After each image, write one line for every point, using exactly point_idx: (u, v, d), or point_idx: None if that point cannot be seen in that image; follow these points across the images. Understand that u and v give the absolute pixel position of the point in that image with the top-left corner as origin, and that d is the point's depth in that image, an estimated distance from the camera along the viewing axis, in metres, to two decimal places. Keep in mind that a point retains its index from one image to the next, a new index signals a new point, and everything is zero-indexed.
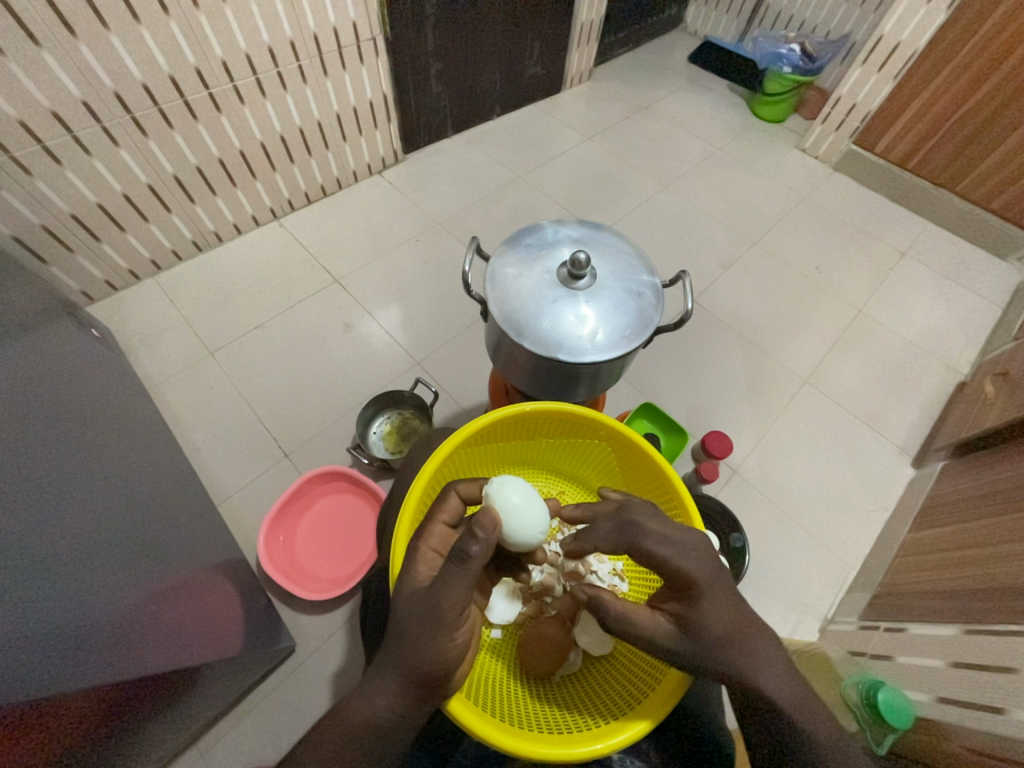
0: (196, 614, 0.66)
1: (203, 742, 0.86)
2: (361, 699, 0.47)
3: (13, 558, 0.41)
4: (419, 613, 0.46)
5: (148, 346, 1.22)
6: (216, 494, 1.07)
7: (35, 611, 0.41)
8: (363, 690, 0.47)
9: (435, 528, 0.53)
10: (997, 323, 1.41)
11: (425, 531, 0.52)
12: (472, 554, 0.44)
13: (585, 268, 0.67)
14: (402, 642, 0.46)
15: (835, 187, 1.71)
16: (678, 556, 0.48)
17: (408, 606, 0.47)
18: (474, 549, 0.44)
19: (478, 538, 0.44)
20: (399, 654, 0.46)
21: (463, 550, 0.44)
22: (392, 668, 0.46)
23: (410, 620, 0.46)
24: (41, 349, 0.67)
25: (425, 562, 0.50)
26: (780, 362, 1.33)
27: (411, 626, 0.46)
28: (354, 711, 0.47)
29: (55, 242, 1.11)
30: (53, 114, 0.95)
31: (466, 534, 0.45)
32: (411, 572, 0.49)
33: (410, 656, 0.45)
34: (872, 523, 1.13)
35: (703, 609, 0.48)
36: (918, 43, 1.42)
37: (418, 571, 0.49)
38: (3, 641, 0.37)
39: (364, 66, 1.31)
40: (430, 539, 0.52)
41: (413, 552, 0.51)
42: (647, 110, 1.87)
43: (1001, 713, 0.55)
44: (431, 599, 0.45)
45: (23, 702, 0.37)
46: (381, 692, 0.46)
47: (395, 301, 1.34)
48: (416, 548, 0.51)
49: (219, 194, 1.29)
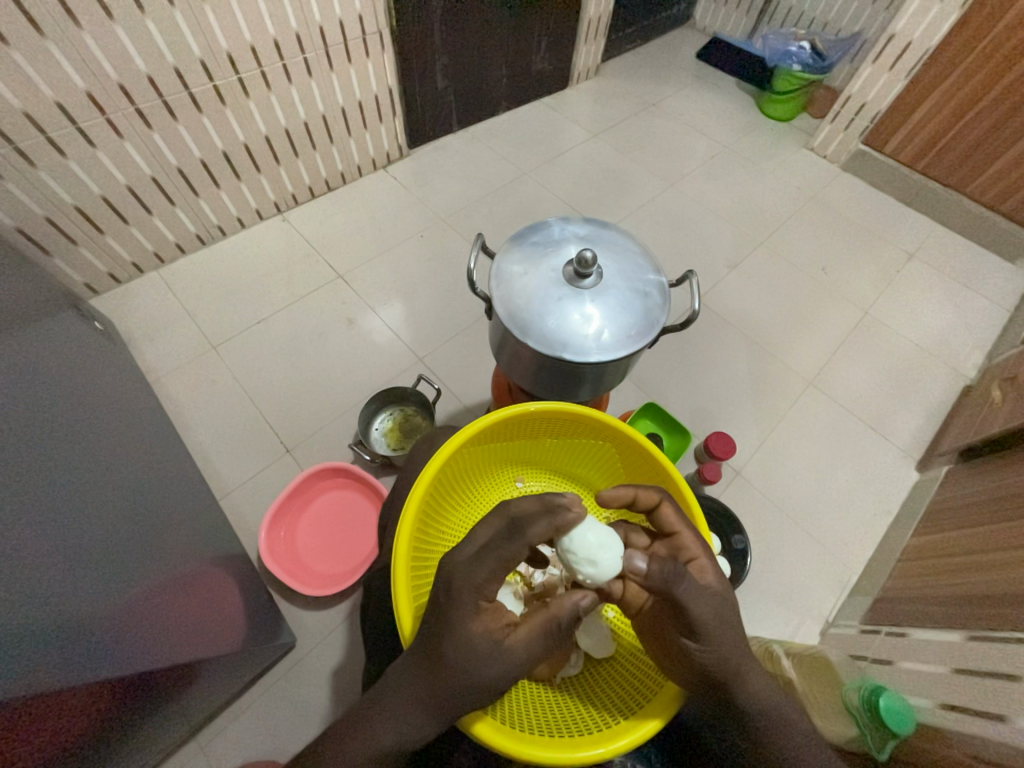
0: (199, 608, 0.67)
1: (203, 735, 0.86)
2: (397, 730, 0.47)
3: (19, 553, 0.41)
4: (501, 676, 0.46)
5: (151, 338, 1.22)
6: (218, 488, 1.07)
7: (41, 607, 0.41)
8: (394, 721, 0.47)
9: (495, 576, 0.47)
10: (1005, 327, 1.40)
11: (485, 584, 0.47)
12: (568, 625, 0.48)
13: (592, 266, 0.66)
14: (468, 698, 0.46)
15: (842, 187, 1.69)
16: (682, 522, 0.54)
17: (491, 673, 0.45)
18: (570, 613, 0.47)
19: (583, 615, 0.48)
20: (463, 705, 0.46)
21: (561, 618, 0.47)
22: (445, 714, 0.46)
23: (491, 680, 0.45)
24: (44, 342, 0.67)
25: (488, 615, 0.47)
26: (785, 363, 1.32)
27: (484, 685, 0.46)
28: (386, 739, 0.47)
29: (58, 233, 1.10)
30: (57, 105, 0.95)
31: (570, 608, 0.47)
32: (479, 632, 0.46)
33: (471, 704, 0.46)
34: (875, 526, 1.13)
35: (714, 570, 0.52)
36: (930, 42, 1.40)
37: (486, 629, 0.46)
38: (9, 636, 0.37)
39: (370, 60, 1.30)
40: (489, 591, 0.47)
41: (476, 606, 0.46)
42: (654, 107, 1.85)
43: (1003, 720, 0.54)
44: (520, 664, 0.46)
45: (26, 698, 0.37)
46: (429, 721, 0.46)
47: (398, 296, 1.34)
48: (480, 603, 0.47)
49: (223, 187, 1.28)
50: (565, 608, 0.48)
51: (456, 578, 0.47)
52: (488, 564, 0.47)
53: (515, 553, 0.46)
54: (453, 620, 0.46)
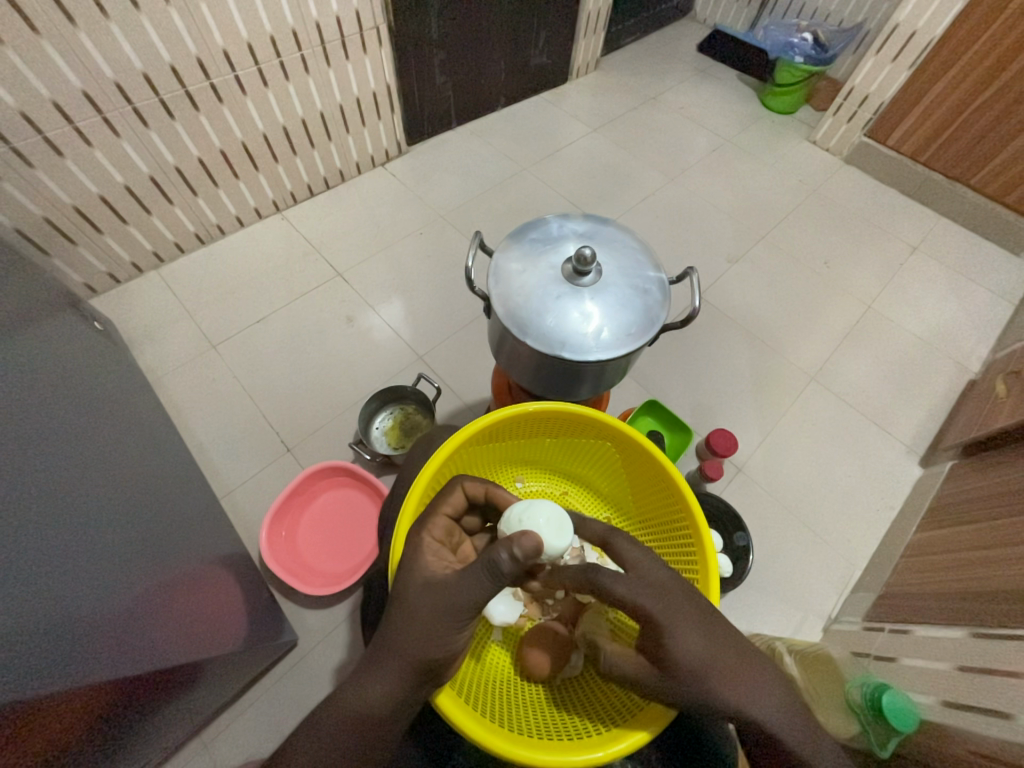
0: (201, 608, 0.67)
1: (206, 733, 0.87)
2: (355, 688, 0.48)
3: (27, 557, 0.42)
4: (436, 605, 0.48)
5: (152, 337, 1.22)
6: (220, 488, 1.07)
7: (49, 609, 0.42)
8: (360, 680, 0.48)
9: (437, 520, 0.55)
10: (1010, 320, 1.39)
11: (428, 525, 0.54)
12: (503, 563, 0.47)
13: (590, 263, 0.66)
14: (413, 631, 0.47)
15: (846, 180, 1.68)
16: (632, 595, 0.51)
17: (423, 596, 0.48)
18: (503, 559, 0.47)
19: (516, 557, 0.47)
20: (409, 644, 0.47)
21: (495, 558, 0.47)
22: (392, 657, 0.47)
23: (425, 608, 0.48)
24: (45, 344, 0.67)
25: (434, 553, 0.52)
26: (788, 359, 1.31)
27: (421, 613, 0.48)
28: (348, 701, 0.47)
29: (57, 233, 1.10)
30: (54, 105, 0.94)
31: (502, 547, 0.47)
32: (421, 562, 0.51)
33: (417, 644, 0.47)
34: (878, 523, 1.12)
35: (676, 639, 0.48)
36: (934, 32, 1.38)
37: (429, 561, 0.51)
38: (17, 639, 0.38)
39: (367, 56, 1.29)
40: (433, 530, 0.54)
41: (420, 541, 0.53)
42: (655, 101, 1.84)
43: (1007, 718, 0.53)
44: (453, 592, 0.48)
45: (34, 700, 0.38)
46: (381, 674, 0.47)
47: (398, 294, 1.33)
48: (425, 538, 0.53)
49: (221, 185, 1.28)
50: (498, 557, 0.47)
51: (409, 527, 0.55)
52: (429, 509, 0.56)
53: (446, 494, 0.57)
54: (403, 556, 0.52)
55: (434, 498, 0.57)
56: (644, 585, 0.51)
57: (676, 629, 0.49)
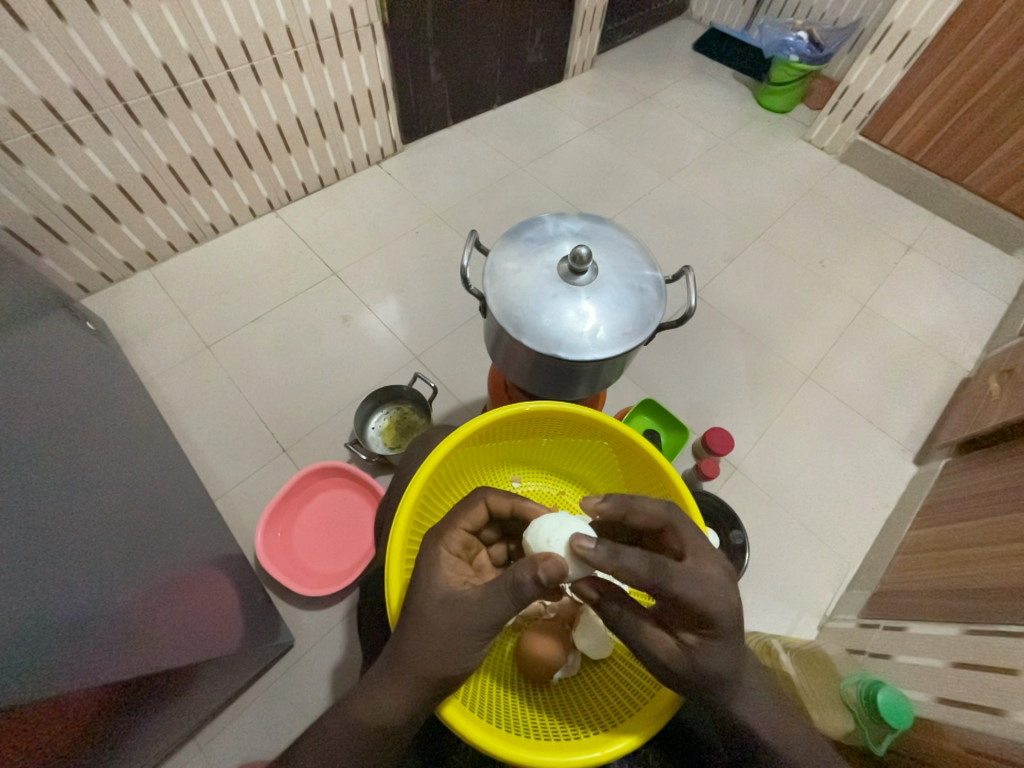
0: (197, 609, 0.67)
1: (202, 736, 0.87)
2: (367, 700, 0.47)
3: (27, 561, 0.42)
4: (453, 623, 0.47)
5: (146, 337, 1.21)
6: (215, 489, 1.06)
7: (47, 613, 0.42)
8: (370, 690, 0.48)
9: (456, 532, 0.54)
10: (1004, 320, 1.40)
11: (448, 537, 0.54)
12: (526, 586, 0.46)
13: (586, 263, 0.65)
14: (428, 648, 0.46)
15: (841, 178, 1.68)
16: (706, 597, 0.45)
17: (440, 613, 0.47)
18: (526, 580, 0.45)
19: (539, 581, 0.45)
20: (422, 659, 0.46)
21: (518, 579, 0.46)
22: (403, 672, 0.47)
23: (440, 625, 0.47)
24: (39, 346, 0.67)
25: (452, 567, 0.52)
26: (783, 358, 1.32)
27: (437, 631, 0.47)
28: (360, 713, 0.47)
29: (48, 233, 1.10)
30: (43, 102, 0.93)
31: (526, 569, 0.45)
32: (438, 576, 0.50)
33: (430, 662, 0.46)
34: (873, 521, 1.13)
35: (718, 645, 0.47)
36: (928, 31, 1.39)
37: (446, 577, 0.50)
38: (18, 643, 0.38)
39: (362, 54, 1.28)
40: (451, 543, 0.54)
41: (437, 556, 0.52)
42: (651, 100, 1.83)
43: (1001, 715, 0.54)
44: (472, 614, 0.47)
45: (33, 704, 0.38)
46: (393, 689, 0.47)
47: (394, 294, 1.33)
48: (441, 552, 0.52)
49: (215, 184, 1.27)
50: (524, 575, 0.46)
51: (427, 537, 0.55)
52: (448, 519, 0.56)
53: (468, 505, 0.56)
54: (418, 568, 0.52)
55: (456, 510, 0.56)
56: (717, 595, 0.46)
57: (732, 640, 0.47)
